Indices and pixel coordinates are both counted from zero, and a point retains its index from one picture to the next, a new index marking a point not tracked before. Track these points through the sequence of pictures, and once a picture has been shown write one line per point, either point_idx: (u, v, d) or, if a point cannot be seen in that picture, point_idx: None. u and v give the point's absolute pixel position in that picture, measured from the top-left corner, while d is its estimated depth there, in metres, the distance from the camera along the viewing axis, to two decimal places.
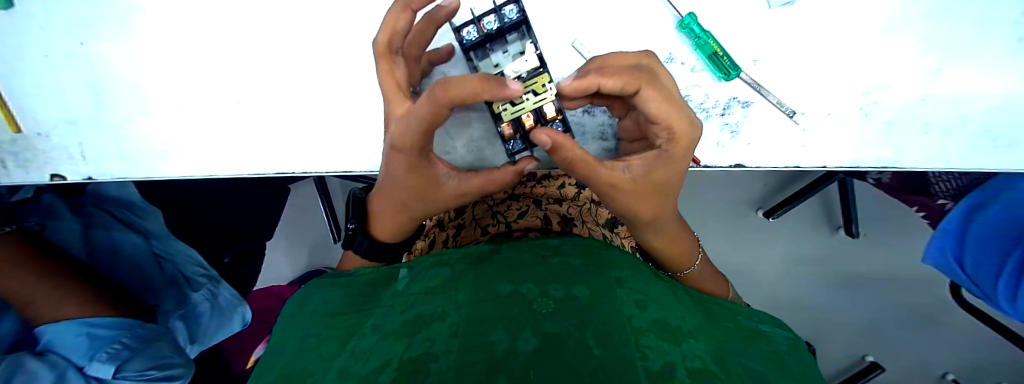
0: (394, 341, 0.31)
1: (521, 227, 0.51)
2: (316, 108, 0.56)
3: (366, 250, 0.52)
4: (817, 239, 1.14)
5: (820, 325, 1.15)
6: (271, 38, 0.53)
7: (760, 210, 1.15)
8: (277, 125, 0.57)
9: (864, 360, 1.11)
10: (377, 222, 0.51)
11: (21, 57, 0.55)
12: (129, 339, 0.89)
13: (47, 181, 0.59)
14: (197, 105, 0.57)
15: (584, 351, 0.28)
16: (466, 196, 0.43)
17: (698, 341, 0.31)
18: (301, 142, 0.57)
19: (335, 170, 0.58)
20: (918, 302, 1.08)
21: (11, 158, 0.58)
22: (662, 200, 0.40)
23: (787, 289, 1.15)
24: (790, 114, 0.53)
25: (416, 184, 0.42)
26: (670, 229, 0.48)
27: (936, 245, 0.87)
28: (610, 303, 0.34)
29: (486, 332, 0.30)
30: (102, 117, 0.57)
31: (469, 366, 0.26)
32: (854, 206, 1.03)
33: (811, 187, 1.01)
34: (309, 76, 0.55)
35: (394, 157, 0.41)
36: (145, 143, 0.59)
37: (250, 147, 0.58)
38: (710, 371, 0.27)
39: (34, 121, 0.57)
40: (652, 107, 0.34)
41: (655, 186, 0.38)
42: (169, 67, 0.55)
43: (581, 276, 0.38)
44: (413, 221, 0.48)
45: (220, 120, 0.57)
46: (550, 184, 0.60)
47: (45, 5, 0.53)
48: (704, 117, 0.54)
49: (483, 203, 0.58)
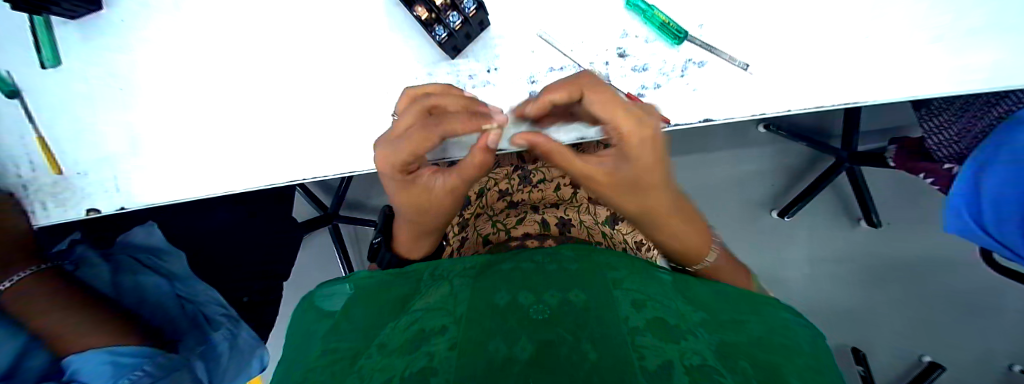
0: (397, 356, 0.32)
1: (521, 233, 0.53)
2: (306, 121, 0.56)
3: (387, 261, 0.57)
4: (843, 234, 1.22)
5: (865, 333, 1.18)
6: (259, 61, 0.55)
7: (773, 210, 1.27)
8: (279, 141, 0.57)
9: (921, 361, 1.13)
10: (399, 236, 0.55)
11: (62, 112, 0.58)
12: (152, 367, 0.62)
13: (83, 217, 0.60)
14: (196, 129, 0.58)
15: (578, 355, 0.30)
16: (454, 192, 0.45)
17: (697, 335, 0.32)
18: (296, 159, 0.58)
19: (341, 172, 0.57)
20: (954, 290, 1.15)
21: (50, 199, 0.60)
22: (648, 191, 0.40)
23: (826, 289, 1.22)
24: (744, 67, 0.52)
25: (411, 198, 0.46)
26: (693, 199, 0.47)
27: (952, 211, 0.73)
28: (606, 308, 0.35)
29: (486, 343, 0.32)
30: (136, 149, 0.58)
31: (472, 374, 0.28)
32: (868, 191, 1.12)
33: (818, 182, 1.13)
34: (293, 92, 0.56)
35: (394, 183, 0.46)
36: (167, 172, 0.59)
37: (252, 168, 0.58)
38: (707, 365, 0.28)
39: (73, 162, 0.59)
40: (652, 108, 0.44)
41: (633, 178, 0.39)
42: (166, 97, 0.57)
43: (577, 283, 0.39)
44: (436, 230, 0.52)
45: (217, 141, 0.57)
46: (545, 186, 0.62)
47: (83, 57, 0.56)
48: (664, 81, 0.53)
49: (483, 214, 0.62)
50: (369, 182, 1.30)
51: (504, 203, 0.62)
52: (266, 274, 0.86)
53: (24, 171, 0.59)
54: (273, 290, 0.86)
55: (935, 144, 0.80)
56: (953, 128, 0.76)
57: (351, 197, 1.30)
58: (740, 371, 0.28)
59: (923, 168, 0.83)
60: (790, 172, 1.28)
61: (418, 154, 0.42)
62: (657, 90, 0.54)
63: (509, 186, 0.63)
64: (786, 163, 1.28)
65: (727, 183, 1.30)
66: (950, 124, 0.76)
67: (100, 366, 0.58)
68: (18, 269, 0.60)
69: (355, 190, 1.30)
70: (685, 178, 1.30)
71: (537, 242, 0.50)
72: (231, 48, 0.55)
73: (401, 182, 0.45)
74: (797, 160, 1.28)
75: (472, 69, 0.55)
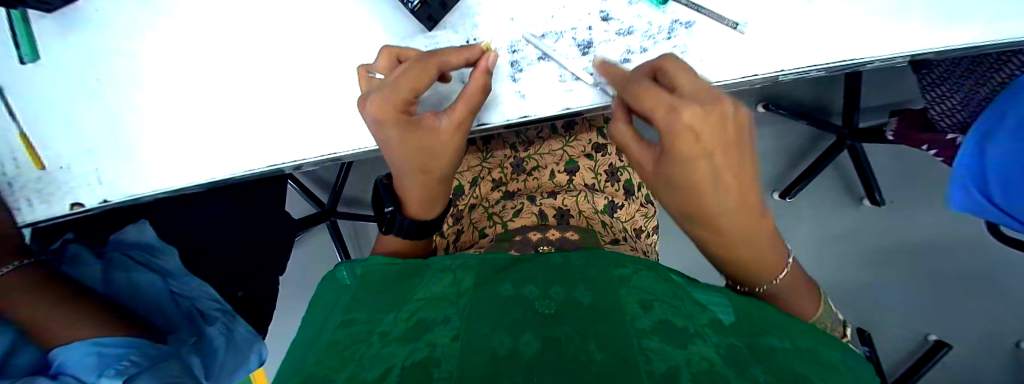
0: (399, 346, 0.31)
1: (519, 225, 0.52)
2: (279, 114, 0.52)
3: (406, 231, 0.51)
4: (847, 213, 1.21)
5: (868, 312, 1.21)
6: (232, 50, 0.52)
7: (775, 192, 1.25)
8: (253, 135, 0.53)
9: (927, 339, 1.15)
10: (408, 197, 0.50)
11: (41, 103, 0.54)
12: (139, 357, 0.56)
13: (68, 212, 0.56)
14: (173, 122, 0.54)
15: (585, 356, 0.28)
16: (459, 129, 0.44)
17: (704, 339, 0.31)
18: (268, 155, 0.53)
19: (321, 155, 0.52)
20: (960, 268, 1.14)
21: (35, 195, 0.56)
22: (694, 156, 0.35)
23: (830, 269, 1.22)
24: (733, 27, 0.42)
25: (415, 145, 0.43)
26: (733, 194, 0.37)
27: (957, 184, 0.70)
28: (613, 305, 0.34)
29: (490, 337, 0.31)
30: (119, 140, 0.55)
31: (475, 371, 0.27)
32: (871, 170, 1.10)
33: (819, 161, 1.12)
34: (266, 82, 0.52)
35: (389, 138, 0.43)
36: (150, 166, 0.55)
37: (227, 162, 0.54)
38: (715, 371, 0.27)
39: (55, 155, 0.56)
40: (659, 95, 0.35)
41: (692, 132, 0.34)
42: (142, 89, 0.54)
43: (582, 279, 0.38)
44: (445, 181, 0.48)
45: (192, 135, 0.54)
46: (540, 175, 0.59)
47: (65, 39, 0.52)
48: (649, 47, 0.44)
49: (479, 206, 0.59)
50: (364, 177, 1.27)
51: (499, 194, 0.60)
52: (256, 270, 0.83)
53: (8, 168, 0.56)
54: (268, 286, 0.84)
55: (936, 114, 0.76)
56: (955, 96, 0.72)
57: (348, 193, 1.28)
58: (750, 377, 0.27)
59: (925, 139, 0.80)
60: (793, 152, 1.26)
61: (420, 90, 0.41)
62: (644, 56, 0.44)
63: (503, 176, 0.61)
64: (787, 143, 1.26)
65: None
66: (951, 94, 0.73)
67: (83, 357, 0.51)
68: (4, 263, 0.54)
69: (351, 186, 1.28)
70: None
71: (540, 233, 0.48)
72: (206, 37, 0.52)
73: (402, 125, 0.41)
74: (799, 138, 1.25)
75: (450, 39, 0.48)
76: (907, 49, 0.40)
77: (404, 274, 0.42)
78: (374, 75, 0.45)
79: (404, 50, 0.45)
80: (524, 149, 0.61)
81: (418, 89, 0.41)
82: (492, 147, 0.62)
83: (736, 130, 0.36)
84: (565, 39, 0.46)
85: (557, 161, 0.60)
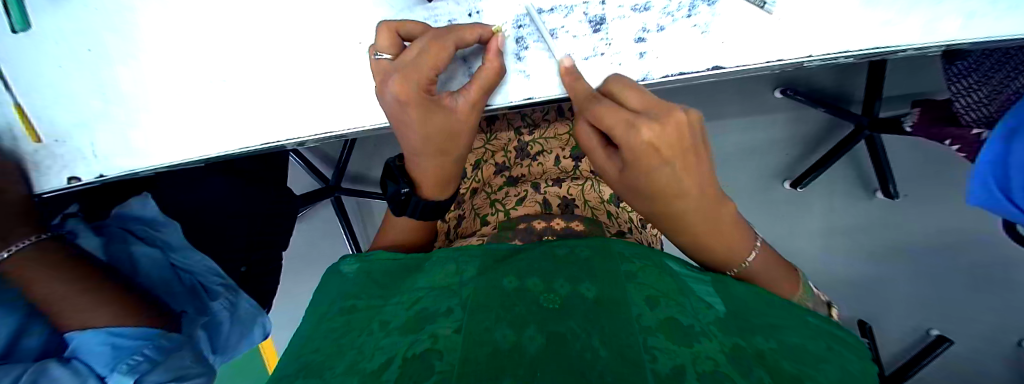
0: (401, 335, 0.31)
1: (522, 214, 0.50)
2: (269, 86, 0.49)
3: (422, 212, 0.50)
4: (858, 205, 1.19)
5: (872, 304, 1.20)
6: (221, 18, 0.49)
7: (786, 181, 1.22)
8: (244, 109, 0.50)
9: (929, 334, 1.14)
10: (424, 178, 0.49)
11: (36, 73, 0.53)
12: (153, 349, 0.57)
13: (66, 186, 0.55)
14: (165, 94, 0.52)
15: (589, 352, 0.28)
16: (478, 106, 0.42)
17: (710, 338, 0.30)
18: (254, 127, 0.50)
19: (317, 134, 0.49)
20: (976, 265, 1.10)
21: (33, 168, 0.55)
22: (662, 163, 0.34)
23: (834, 260, 1.22)
24: (759, 5, 0.39)
25: (435, 128, 0.42)
26: (694, 197, 0.37)
27: (976, 181, 0.67)
28: (619, 301, 0.33)
29: (491, 327, 0.30)
30: (112, 113, 0.54)
31: (474, 365, 0.26)
32: (887, 162, 1.07)
33: (832, 153, 1.08)
34: (253, 52, 0.49)
35: (407, 123, 0.41)
36: (143, 139, 0.54)
37: (217, 132, 0.51)
38: (720, 373, 0.26)
39: (51, 127, 0.54)
40: (615, 112, 0.34)
41: (654, 149, 0.33)
42: (134, 60, 0.52)
43: (588, 272, 0.37)
44: (463, 158, 0.47)
45: (184, 107, 0.52)
46: (545, 160, 0.58)
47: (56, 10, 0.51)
48: (667, 24, 0.41)
49: (482, 191, 0.58)
50: (369, 155, 1.27)
51: (503, 178, 0.58)
52: (258, 246, 0.84)
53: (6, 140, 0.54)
54: (271, 261, 0.86)
55: (963, 107, 0.73)
56: (983, 89, 0.68)
57: (352, 170, 1.28)
58: (754, 379, 0.26)
59: (950, 134, 0.78)
60: (809, 140, 1.22)
61: (440, 67, 0.39)
62: (661, 34, 0.41)
63: (506, 161, 0.60)
64: (803, 131, 1.22)
65: (741, 151, 1.25)
66: (978, 86, 0.69)
67: (98, 346, 0.54)
68: (18, 238, 0.53)
69: (356, 163, 1.28)
70: None
71: (544, 222, 0.47)
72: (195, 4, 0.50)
73: (425, 104, 0.39)
74: (813, 127, 1.22)
75: (451, 13, 0.45)
76: (948, 38, 0.36)
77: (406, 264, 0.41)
78: (380, 56, 0.41)
79: (407, 23, 0.41)
80: (527, 134, 0.61)
81: (438, 67, 0.39)
82: (495, 130, 0.63)
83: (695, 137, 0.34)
84: (576, 14, 0.43)
85: (564, 147, 0.58)
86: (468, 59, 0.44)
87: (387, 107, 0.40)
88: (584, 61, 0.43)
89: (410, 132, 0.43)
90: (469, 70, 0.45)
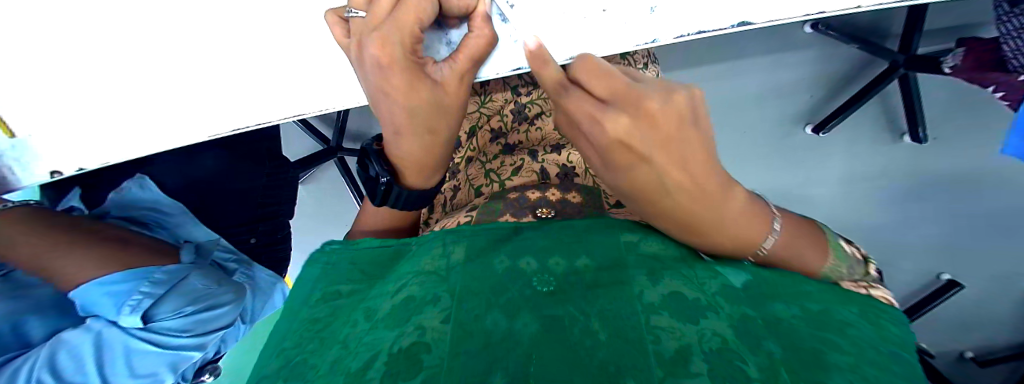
0: (387, 328, 0.29)
1: (519, 184, 0.48)
2: (234, 61, 0.45)
3: (406, 201, 0.45)
4: (881, 150, 1.13)
5: (889, 251, 1.16)
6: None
7: (808, 126, 1.16)
8: (205, 87, 0.46)
9: (939, 279, 1.12)
10: (404, 161, 0.43)
11: None
12: (150, 287, 0.58)
13: (51, 178, 0.51)
14: (117, 73, 0.46)
15: (588, 337, 0.26)
16: (463, 82, 0.39)
17: (718, 310, 0.28)
18: (220, 106, 0.47)
19: (287, 117, 0.47)
20: None
21: (16, 165, 0.51)
22: (636, 155, 0.30)
23: (854, 205, 1.16)
24: None
25: (416, 101, 0.37)
26: (687, 190, 0.31)
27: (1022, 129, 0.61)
28: (618, 276, 0.31)
29: (482, 315, 0.29)
30: (68, 98, 0.47)
31: (465, 358, 0.25)
32: (919, 103, 1.00)
33: (862, 94, 1.01)
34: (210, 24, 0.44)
35: (389, 92, 0.37)
36: (111, 124, 0.48)
37: (177, 113, 0.47)
38: (729, 351, 0.24)
39: (22, 118, 0.48)
40: (582, 104, 0.31)
41: (622, 143, 0.29)
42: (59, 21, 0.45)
43: (586, 244, 0.35)
44: (448, 141, 0.42)
45: (136, 87, 0.46)
46: (544, 124, 0.55)
47: None
48: None
49: (476, 160, 0.55)
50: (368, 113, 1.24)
51: (500, 147, 0.56)
52: (265, 216, 0.85)
53: None
54: (279, 229, 0.86)
55: (1012, 51, 0.65)
56: None
57: (352, 128, 1.25)
58: (766, 355, 0.24)
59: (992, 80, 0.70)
60: (833, 83, 1.14)
61: (421, 22, 0.35)
62: None
63: (502, 126, 0.57)
64: (827, 71, 1.14)
65: (758, 97, 1.17)
66: None
67: (99, 297, 0.55)
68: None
69: (356, 122, 1.25)
70: (710, 97, 1.18)
71: (539, 192, 0.45)
72: None
73: (408, 67, 0.35)
74: (837, 68, 1.14)
75: None
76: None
77: (388, 248, 0.40)
78: (355, 14, 0.37)
79: None
80: (525, 95, 0.57)
81: (420, 21, 0.35)
82: (490, 91, 0.58)
83: (681, 125, 0.29)
84: None
85: None
86: (450, 29, 0.41)
87: (368, 73, 0.37)
88: (582, 20, 0.40)
89: (391, 105, 0.38)
90: (450, 40, 0.42)
